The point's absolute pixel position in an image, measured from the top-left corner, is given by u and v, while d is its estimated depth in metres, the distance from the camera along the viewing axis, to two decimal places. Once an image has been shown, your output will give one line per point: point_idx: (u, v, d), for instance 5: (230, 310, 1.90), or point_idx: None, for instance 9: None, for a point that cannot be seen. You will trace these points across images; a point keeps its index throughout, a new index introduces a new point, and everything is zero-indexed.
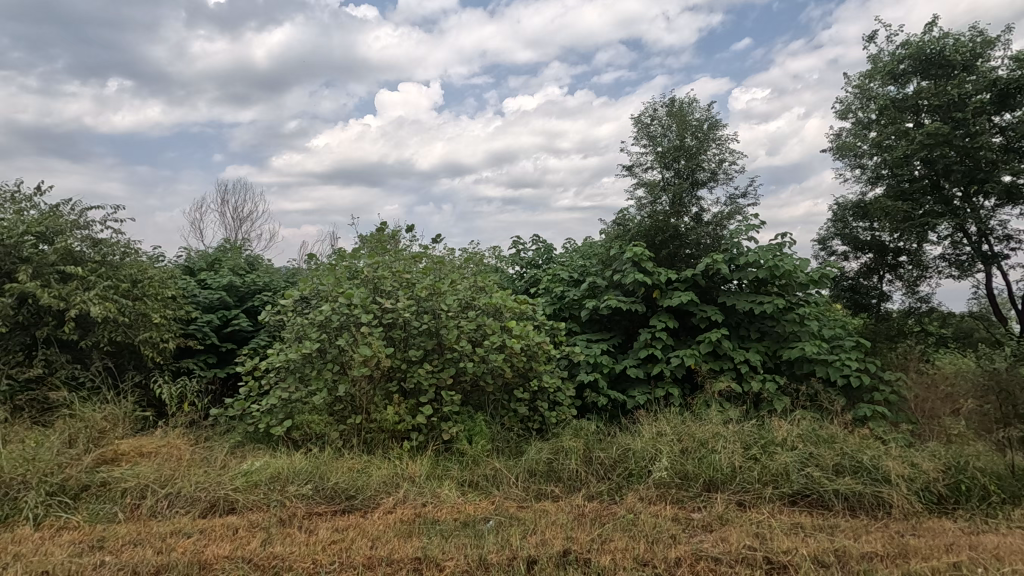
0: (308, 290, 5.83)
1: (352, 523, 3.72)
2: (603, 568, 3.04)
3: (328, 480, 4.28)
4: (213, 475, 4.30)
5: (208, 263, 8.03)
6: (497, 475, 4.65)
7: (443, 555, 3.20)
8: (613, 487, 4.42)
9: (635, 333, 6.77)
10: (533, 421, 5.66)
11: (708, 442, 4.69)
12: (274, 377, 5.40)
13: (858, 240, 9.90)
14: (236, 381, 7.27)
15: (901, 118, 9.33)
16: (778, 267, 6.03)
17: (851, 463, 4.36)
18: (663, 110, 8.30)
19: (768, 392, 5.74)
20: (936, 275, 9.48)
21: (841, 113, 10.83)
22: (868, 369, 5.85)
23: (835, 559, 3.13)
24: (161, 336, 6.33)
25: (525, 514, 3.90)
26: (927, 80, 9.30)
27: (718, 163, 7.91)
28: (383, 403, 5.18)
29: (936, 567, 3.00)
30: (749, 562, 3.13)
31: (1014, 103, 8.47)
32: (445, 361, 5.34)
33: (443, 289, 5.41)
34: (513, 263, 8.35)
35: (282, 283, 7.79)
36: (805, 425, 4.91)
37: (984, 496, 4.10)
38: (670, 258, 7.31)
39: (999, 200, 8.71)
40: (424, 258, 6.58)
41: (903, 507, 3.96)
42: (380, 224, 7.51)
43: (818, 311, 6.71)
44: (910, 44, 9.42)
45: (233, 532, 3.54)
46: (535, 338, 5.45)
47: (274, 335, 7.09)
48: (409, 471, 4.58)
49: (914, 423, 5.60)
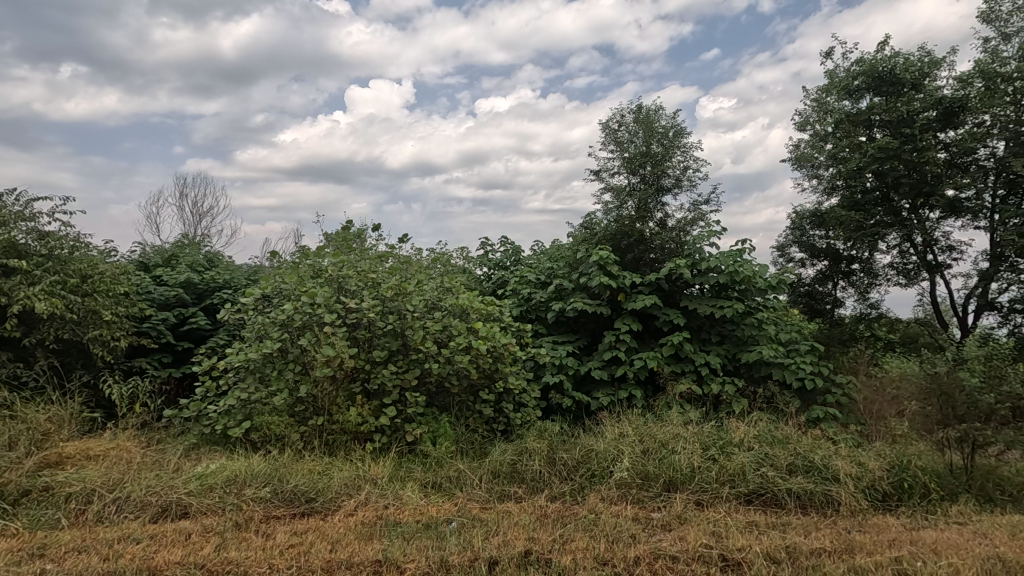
0: (270, 288, 5.69)
1: (311, 526, 3.66)
2: (563, 569, 3.07)
3: (287, 483, 4.19)
4: (165, 479, 4.15)
5: (164, 259, 7.75)
6: (461, 476, 4.64)
7: (404, 557, 3.18)
8: (576, 488, 4.47)
9: (600, 335, 6.86)
10: (498, 423, 5.66)
11: (668, 442, 4.80)
12: (233, 377, 5.24)
13: (814, 248, 10.27)
14: (193, 381, 7.07)
15: (855, 132, 9.71)
16: (738, 271, 6.19)
17: (803, 463, 4.52)
18: (630, 117, 8.49)
19: (727, 394, 5.90)
20: (886, 283, 9.90)
21: (800, 125, 11.19)
22: (822, 372, 6.07)
23: (786, 556, 3.24)
24: (112, 335, 6.06)
25: (489, 515, 3.91)
26: (879, 96, 9.69)
27: (682, 171, 8.07)
28: (345, 404, 5.11)
29: (879, 562, 3.13)
30: (705, 560, 3.21)
31: (957, 121, 8.97)
32: (411, 361, 5.31)
33: (410, 289, 5.39)
34: (481, 264, 8.36)
35: (243, 280, 7.58)
36: (762, 426, 5.07)
37: (925, 493, 4.35)
38: (635, 262, 7.46)
39: (944, 212, 9.17)
40: (390, 258, 6.51)
41: (850, 505, 4.14)
42: (345, 223, 7.35)
43: (776, 316, 6.91)
44: (864, 61, 9.81)
45: (185, 537, 3.43)
46: (501, 339, 5.46)
47: (234, 335, 6.91)
48: (372, 472, 4.53)
49: (862, 423, 5.83)
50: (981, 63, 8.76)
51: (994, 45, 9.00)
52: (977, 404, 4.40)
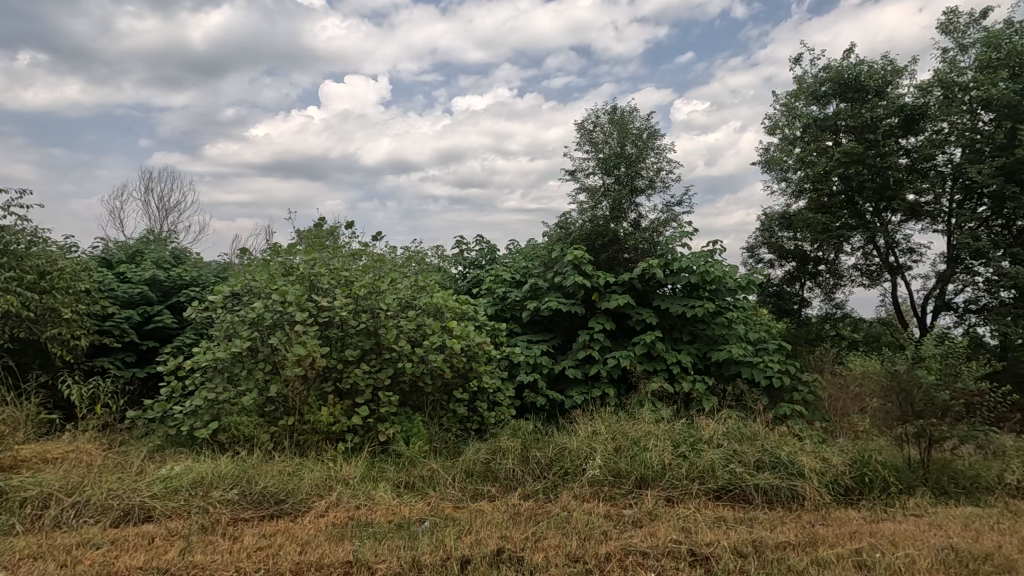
0: (239, 286, 5.57)
1: (280, 528, 3.60)
2: (536, 567, 3.08)
3: (256, 484, 4.11)
4: (128, 482, 4.03)
5: (128, 255, 7.52)
6: (434, 475, 4.62)
7: (375, 557, 3.15)
8: (549, 486, 4.48)
9: (575, 334, 6.91)
10: (472, 422, 5.66)
11: (640, 440, 4.87)
12: (200, 377, 5.11)
13: (783, 249, 10.53)
14: (158, 381, 6.88)
15: (822, 137, 9.98)
16: (709, 272, 6.30)
17: (770, 459, 4.63)
18: (605, 118, 8.57)
19: (698, 392, 6.00)
20: (850, 284, 10.20)
21: (769, 128, 11.43)
22: (789, 371, 6.23)
23: (752, 549, 3.32)
24: (72, 333, 5.85)
25: (461, 514, 3.90)
26: (845, 102, 9.97)
27: (656, 172, 8.17)
28: (317, 403, 5.04)
29: (840, 554, 3.23)
30: (675, 555, 3.26)
31: (917, 128, 9.26)
32: (383, 361, 5.27)
33: (384, 287, 5.34)
34: (456, 263, 8.33)
35: (212, 278, 7.40)
36: (731, 423, 5.18)
37: (884, 486, 4.51)
38: (610, 262, 7.54)
39: (905, 216, 9.48)
40: (364, 256, 6.43)
41: (814, 499, 4.26)
42: (318, 220, 7.23)
43: (745, 315, 7.06)
44: (830, 68, 10.07)
45: (148, 542, 3.33)
46: (475, 339, 5.45)
47: (201, 334, 6.73)
48: (343, 473, 4.48)
49: (827, 420, 6.01)
50: (940, 73, 9.10)
51: (953, 56, 9.36)
52: (934, 401, 4.59)
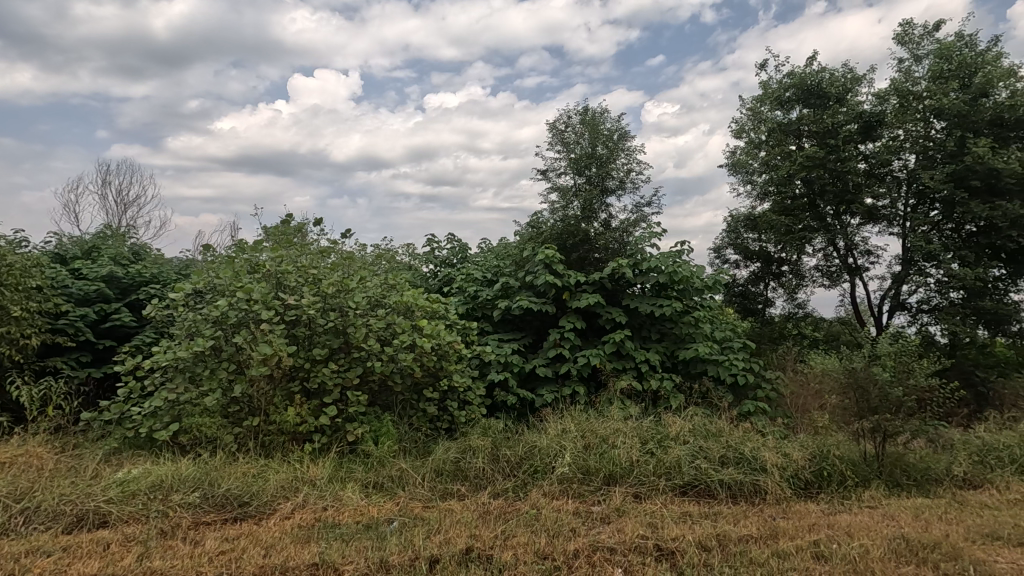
0: (202, 283, 5.41)
1: (244, 531, 3.52)
2: (504, 565, 3.09)
3: (219, 487, 4.00)
4: (82, 486, 3.87)
5: (84, 251, 7.23)
6: (403, 475, 4.59)
7: (342, 559, 3.11)
8: (519, 484, 4.50)
9: (545, 333, 6.94)
10: (442, 421, 5.64)
11: (609, 437, 4.93)
12: (160, 377, 4.95)
13: (748, 250, 10.80)
14: (115, 382, 6.64)
15: (785, 141, 10.26)
16: (677, 272, 6.42)
17: (734, 455, 4.74)
18: (577, 118, 8.64)
19: (666, 390, 6.11)
20: (812, 284, 10.52)
21: (736, 132, 11.69)
22: (753, 369, 6.39)
23: (716, 543, 3.40)
24: (21, 332, 5.59)
25: (430, 513, 3.88)
26: (808, 108, 10.28)
27: (626, 173, 8.28)
28: (283, 404, 4.94)
29: (799, 546, 3.34)
30: (641, 550, 3.32)
31: (875, 134, 9.64)
32: (352, 360, 5.20)
33: (353, 286, 5.27)
34: (427, 261, 8.27)
35: (173, 275, 7.18)
36: (697, 420, 5.29)
37: (842, 479, 4.68)
38: (580, 261, 7.60)
39: (863, 219, 9.82)
40: (332, 254, 6.32)
41: (776, 493, 4.38)
42: (285, 217, 7.08)
43: (711, 315, 7.22)
44: (794, 74, 10.36)
45: (103, 548, 3.22)
46: (445, 337, 5.42)
47: (161, 332, 6.52)
48: (310, 474, 4.40)
49: (788, 417, 6.19)
50: (896, 82, 9.46)
51: (908, 66, 9.75)
52: (888, 397, 4.76)
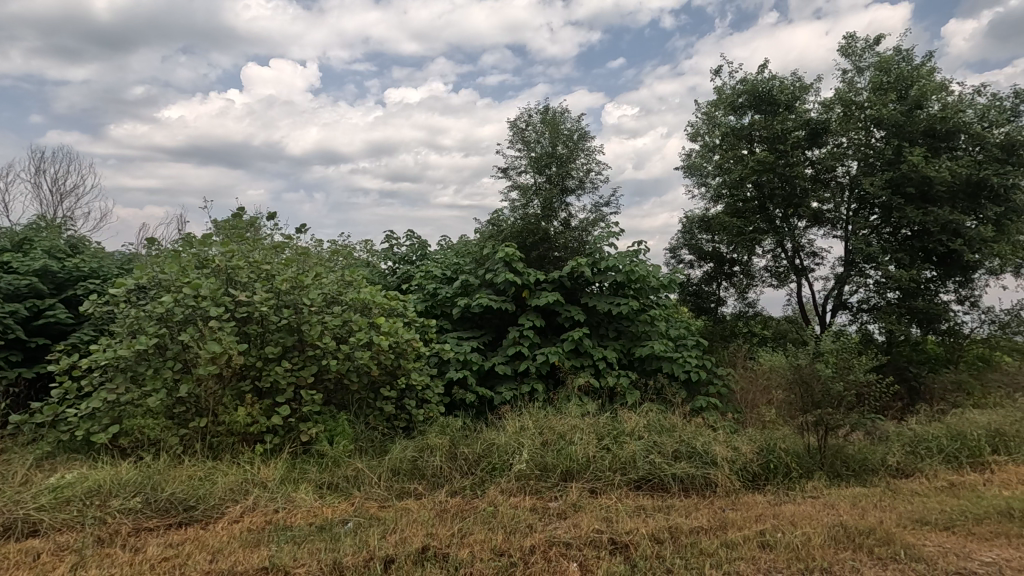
0: (145, 278, 5.15)
1: (189, 536, 3.39)
2: (461, 562, 3.08)
3: (162, 491, 3.82)
4: (9, 494, 3.63)
5: (14, 243, 6.77)
6: (359, 475, 4.51)
7: (294, 562, 3.02)
8: (477, 482, 4.49)
9: (504, 331, 6.95)
10: (399, 419, 5.56)
11: (566, 434, 4.98)
12: (99, 377, 4.70)
13: (702, 250, 11.11)
14: (49, 382, 6.27)
15: (738, 146, 10.60)
16: (634, 271, 6.54)
17: (687, 449, 4.88)
18: (537, 117, 8.67)
19: (622, 386, 6.22)
20: (761, 284, 10.91)
21: (691, 135, 11.99)
22: (706, 366, 6.59)
23: (668, 535, 3.49)
24: None
25: (386, 513, 3.82)
26: (759, 114, 10.64)
27: (586, 173, 8.38)
28: (233, 404, 4.76)
29: (747, 536, 3.46)
30: (596, 544, 3.37)
31: (821, 141, 10.05)
32: (306, 359, 5.08)
33: (308, 282, 5.12)
34: (385, 258, 8.14)
35: (114, 270, 6.84)
36: (652, 416, 5.41)
37: (787, 471, 4.89)
38: (540, 259, 7.64)
39: (809, 222, 10.25)
40: (286, 249, 6.14)
41: (726, 486, 4.53)
42: (236, 210, 6.83)
43: (667, 313, 7.40)
44: (747, 81, 10.70)
45: (33, 559, 3.03)
46: (403, 335, 5.33)
47: (101, 330, 6.20)
48: (261, 475, 4.26)
49: (738, 412, 6.41)
50: (840, 92, 9.89)
51: (851, 77, 10.23)
52: (830, 392, 5.00)
